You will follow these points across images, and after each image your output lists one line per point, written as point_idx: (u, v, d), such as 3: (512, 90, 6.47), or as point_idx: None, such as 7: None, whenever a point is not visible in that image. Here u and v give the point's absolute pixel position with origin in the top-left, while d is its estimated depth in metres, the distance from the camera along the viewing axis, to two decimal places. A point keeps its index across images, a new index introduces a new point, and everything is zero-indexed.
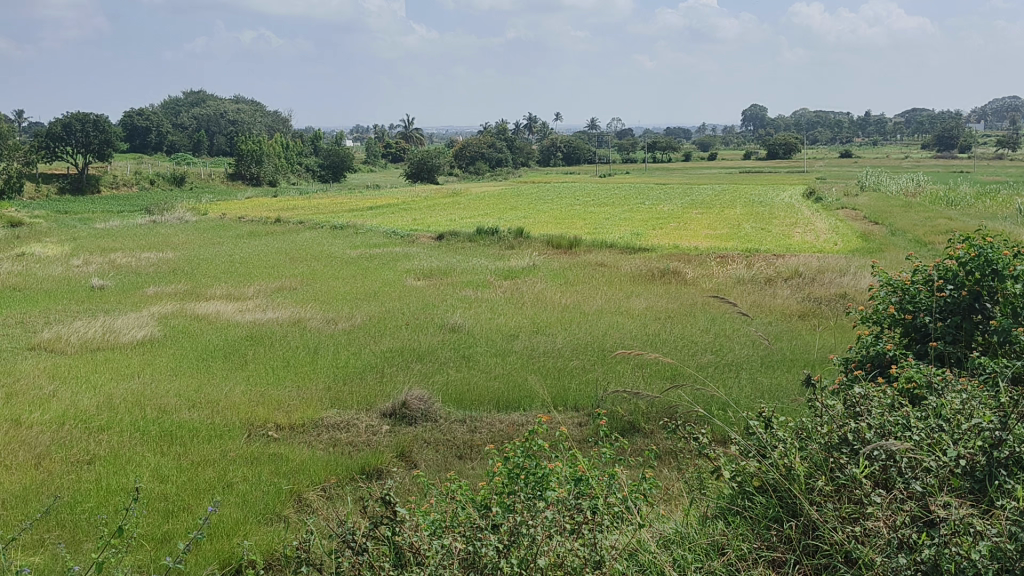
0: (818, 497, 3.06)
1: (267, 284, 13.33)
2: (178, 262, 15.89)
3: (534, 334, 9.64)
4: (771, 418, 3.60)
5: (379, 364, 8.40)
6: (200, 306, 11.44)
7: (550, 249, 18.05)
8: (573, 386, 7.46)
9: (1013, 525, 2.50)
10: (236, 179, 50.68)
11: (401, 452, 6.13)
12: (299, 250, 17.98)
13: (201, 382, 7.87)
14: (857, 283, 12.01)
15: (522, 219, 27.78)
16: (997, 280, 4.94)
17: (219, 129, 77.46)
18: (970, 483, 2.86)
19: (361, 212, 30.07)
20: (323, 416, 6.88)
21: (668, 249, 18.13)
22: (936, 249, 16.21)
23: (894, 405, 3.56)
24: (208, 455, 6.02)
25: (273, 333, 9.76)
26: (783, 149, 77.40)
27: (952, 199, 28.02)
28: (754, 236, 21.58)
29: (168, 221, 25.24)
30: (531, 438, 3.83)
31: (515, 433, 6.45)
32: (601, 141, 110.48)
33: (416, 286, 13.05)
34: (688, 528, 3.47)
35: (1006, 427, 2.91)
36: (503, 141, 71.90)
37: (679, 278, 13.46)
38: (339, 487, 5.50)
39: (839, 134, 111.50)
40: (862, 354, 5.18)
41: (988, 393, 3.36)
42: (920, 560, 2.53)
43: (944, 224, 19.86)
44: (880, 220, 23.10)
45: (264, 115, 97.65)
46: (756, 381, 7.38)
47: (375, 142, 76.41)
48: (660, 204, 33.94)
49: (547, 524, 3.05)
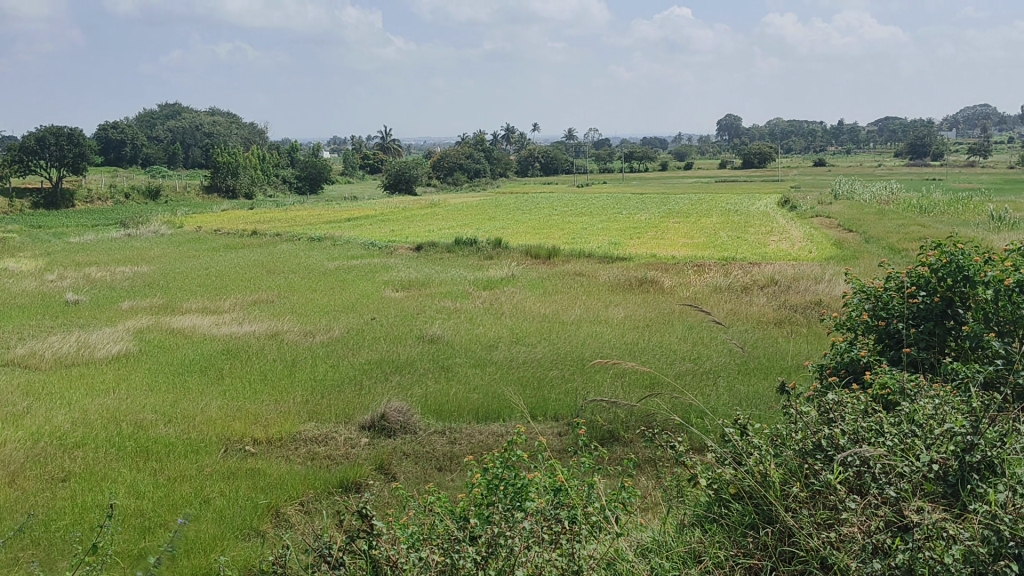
0: (793, 503, 3.05)
1: (244, 297, 13.26)
2: (155, 276, 15.79)
3: (514, 344, 9.64)
4: (746, 426, 3.62)
5: (357, 376, 8.38)
6: (176, 320, 11.35)
7: (529, 259, 18.11)
8: (552, 397, 7.45)
9: (985, 529, 2.53)
10: (213, 191, 50.39)
11: (380, 465, 6.10)
12: (277, 262, 17.92)
13: (176, 397, 7.81)
14: (831, 290, 12.15)
15: (500, 229, 27.85)
16: (968, 286, 5.02)
17: (194, 141, 77.11)
18: (943, 487, 2.88)
19: (339, 225, 29.95)
20: (302, 429, 6.83)
21: (646, 258, 18.24)
22: (909, 255, 16.40)
23: (868, 411, 3.59)
24: (184, 471, 5.96)
25: (249, 347, 9.69)
26: (758, 158, 77.99)
27: (925, 206, 28.39)
28: (730, 245, 21.73)
29: (144, 235, 25.03)
30: (509, 449, 3.81)
31: (495, 444, 6.45)
32: (577, 150, 111.01)
33: (394, 298, 13.02)
34: (665, 537, 3.48)
35: (979, 432, 2.95)
36: (479, 152, 72.02)
37: (657, 287, 13.53)
38: (317, 501, 5.45)
39: (811, 143, 113.14)
40: (837, 361, 5.21)
41: (960, 398, 3.41)
42: (894, 564, 2.54)
43: (917, 232, 20.09)
44: (854, 227, 23.37)
45: (240, 127, 97.15)
46: (732, 388, 7.42)
47: (351, 153, 76.47)
48: (638, 214, 34.04)
49: (525, 535, 3.06)
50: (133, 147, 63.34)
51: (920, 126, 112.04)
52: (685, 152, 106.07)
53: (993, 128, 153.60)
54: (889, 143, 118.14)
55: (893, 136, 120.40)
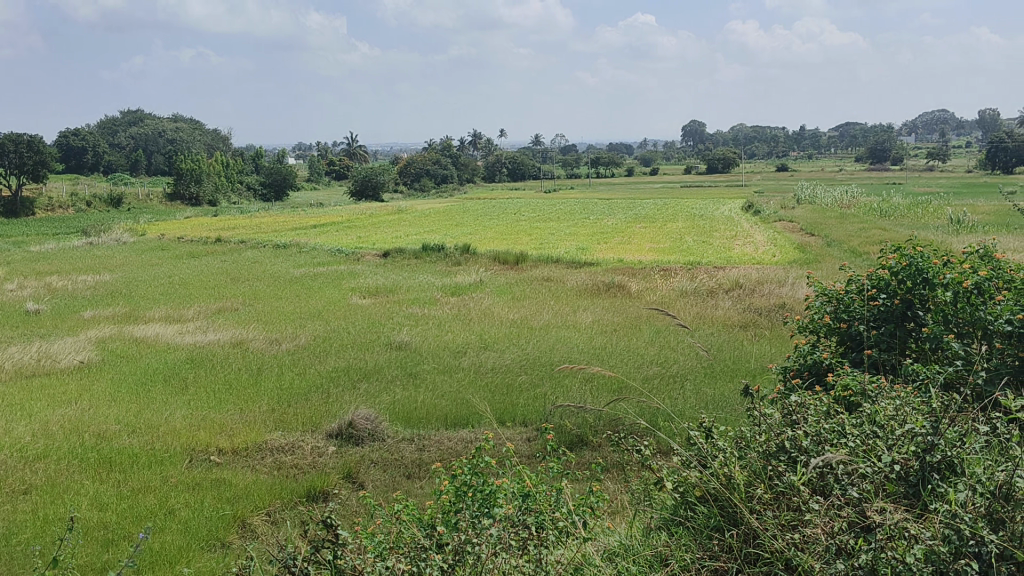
0: (757, 505, 3.07)
1: (209, 305, 13.13)
2: (117, 285, 15.57)
3: (482, 350, 9.64)
4: (711, 428, 3.64)
5: (324, 384, 8.32)
6: (139, 329, 11.19)
7: (496, 265, 18.13)
8: (521, 402, 7.45)
9: (945, 528, 2.57)
10: (176, 199, 49.85)
11: (348, 474, 6.06)
12: (242, 270, 17.76)
13: (140, 407, 7.71)
14: (795, 293, 12.30)
15: (467, 235, 27.83)
16: (928, 288, 5.11)
17: (156, 148, 76.29)
18: (904, 487, 2.92)
19: (304, 232, 29.73)
20: (268, 438, 6.76)
21: (613, 262, 18.34)
22: (869, 258, 16.66)
23: (830, 413, 3.64)
24: (149, 482, 5.88)
25: (214, 355, 9.59)
26: (721, 164, 78.74)
27: (885, 209, 28.88)
28: (696, 249, 21.96)
29: (106, 244, 24.67)
30: (477, 455, 3.79)
31: (463, 450, 6.44)
32: (543, 155, 111.39)
33: (361, 305, 12.98)
34: (632, 541, 3.49)
35: (939, 432, 2.99)
36: (446, 157, 72.09)
37: (624, 291, 13.60)
38: (283, 511, 5.40)
39: (774, 149, 114.70)
40: (800, 363, 5.26)
41: (921, 398, 3.46)
42: (857, 564, 2.57)
43: (877, 235, 20.38)
44: (816, 231, 23.73)
45: (205, 133, 96.27)
46: (699, 392, 7.47)
47: (316, 159, 76.17)
48: (605, 220, 34.14)
49: (492, 541, 3.06)
50: (95, 154, 62.45)
51: (879, 131, 113.97)
52: (651, 158, 106.90)
53: (951, 131, 156.43)
54: (849, 147, 119.90)
55: (854, 140, 122.14)
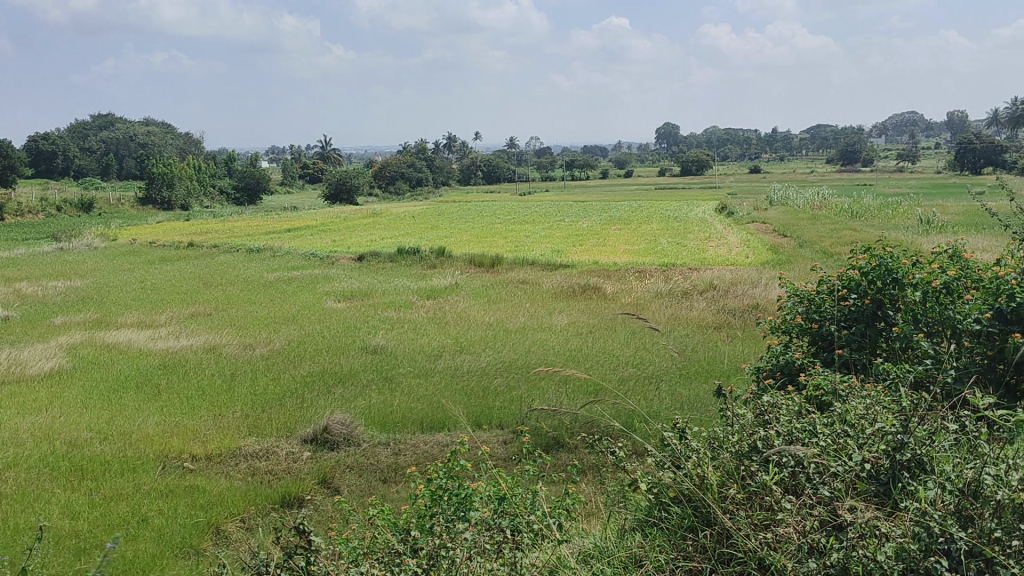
0: (730, 504, 3.09)
1: (181, 310, 13.03)
2: (88, 290, 15.38)
3: (457, 353, 9.63)
4: (685, 429, 3.66)
5: (299, 388, 8.27)
6: (110, 335, 11.07)
7: (472, 267, 18.12)
8: (497, 405, 7.45)
9: (916, 525, 2.59)
10: (148, 203, 49.36)
11: (323, 479, 6.02)
12: (214, 275, 17.62)
13: (112, 414, 7.61)
14: (767, 293, 12.39)
15: (443, 238, 27.77)
16: (897, 288, 5.17)
17: (127, 152, 75.56)
18: (876, 486, 2.95)
19: (278, 236, 29.57)
20: (242, 444, 6.71)
21: (587, 264, 18.38)
22: (841, 259, 16.81)
23: (802, 412, 3.67)
24: (121, 490, 5.81)
25: (186, 361, 9.51)
26: (695, 166, 79.19)
27: (855, 211, 29.14)
28: (670, 251, 22.07)
29: (76, 249, 24.37)
30: (453, 459, 3.79)
31: (439, 454, 6.43)
32: (518, 158, 111.55)
33: (336, 308, 12.92)
34: (607, 543, 3.49)
35: (909, 431, 3.03)
36: (420, 161, 71.97)
37: (600, 293, 13.63)
38: (258, 518, 5.35)
39: (747, 150, 115.49)
40: (772, 363, 5.30)
41: (891, 397, 3.49)
42: (829, 564, 2.59)
43: (848, 236, 20.59)
44: (789, 232, 23.94)
45: (176, 137, 95.47)
46: (674, 392, 7.50)
47: (290, 163, 75.75)
48: (580, 221, 34.21)
49: (467, 546, 3.04)
50: (65, 159, 61.71)
51: (849, 134, 115.14)
52: (626, 159, 107.32)
53: (921, 133, 158.35)
54: (820, 150, 121.01)
55: (824, 143, 123.24)
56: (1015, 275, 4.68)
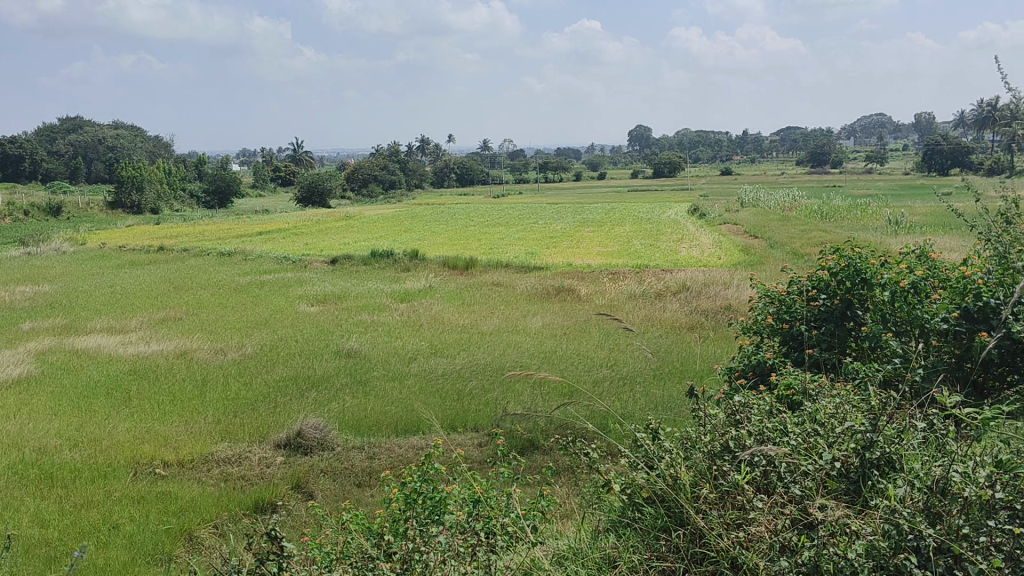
0: (703, 504, 3.10)
1: (151, 314, 12.89)
2: (57, 296, 15.18)
3: (432, 356, 9.61)
4: (658, 430, 3.67)
5: (271, 393, 8.21)
6: (80, 340, 10.93)
7: (446, 270, 18.09)
8: (471, 408, 7.44)
9: (886, 523, 2.61)
10: (117, 207, 48.79)
11: (296, 484, 5.98)
12: (186, 279, 17.45)
13: (82, 421, 7.51)
14: (739, 295, 12.48)
15: (416, 241, 27.68)
16: (866, 288, 5.23)
17: (96, 155, 74.64)
18: (846, 484, 2.97)
19: (249, 239, 29.33)
20: (214, 450, 6.65)
21: (561, 266, 18.41)
22: (812, 259, 16.98)
23: (773, 412, 3.70)
24: (91, 497, 5.74)
25: (157, 366, 9.41)
26: (667, 168, 79.61)
27: (825, 211, 29.45)
28: (643, 252, 22.14)
29: (44, 254, 24.02)
30: (427, 462, 3.78)
31: (414, 457, 6.41)
32: (492, 160, 111.58)
33: (309, 312, 12.85)
34: (581, 544, 3.49)
35: (878, 429, 3.06)
36: (393, 163, 71.80)
37: (574, 295, 13.66)
38: (231, 523, 5.30)
39: (718, 152, 116.35)
40: (744, 364, 5.34)
41: (860, 396, 3.53)
42: (801, 563, 2.61)
43: (818, 237, 20.81)
44: (760, 233, 24.12)
45: (145, 139, 94.51)
46: (648, 394, 7.53)
47: (261, 166, 75.24)
48: (553, 224, 34.32)
49: (441, 549, 3.03)
50: (32, 162, 60.84)
51: (818, 136, 116.30)
52: (599, 161, 107.69)
53: (889, 134, 160.20)
54: (790, 151, 122.15)
55: (794, 144, 124.43)
56: (981, 274, 4.75)
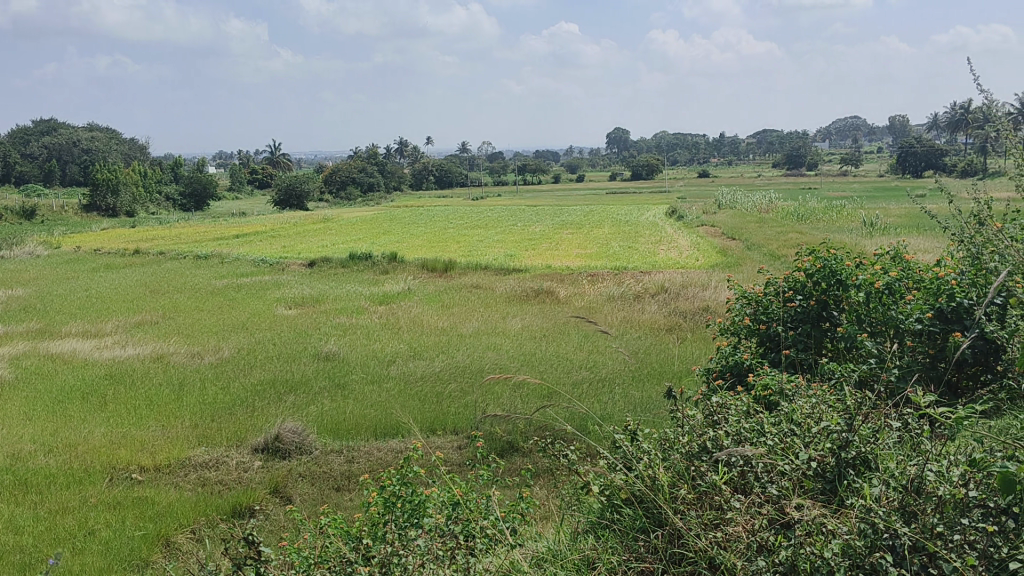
0: (681, 505, 3.11)
1: (127, 318, 12.78)
2: (31, 299, 15.02)
3: (411, 359, 9.60)
4: (636, 431, 3.69)
5: (249, 397, 8.16)
6: (55, 345, 10.83)
7: (425, 272, 18.07)
8: (451, 410, 7.44)
9: (862, 523, 2.63)
10: (92, 210, 48.37)
11: (275, 488, 5.94)
12: (162, 282, 17.32)
13: (57, 426, 7.44)
14: (717, 296, 12.56)
15: (394, 243, 27.64)
16: (841, 289, 5.28)
17: (70, 157, 73.88)
18: (822, 483, 3.00)
19: (227, 242, 29.14)
20: (191, 454, 6.61)
21: (540, 268, 18.45)
22: (789, 261, 17.13)
23: (750, 412, 3.73)
24: (66, 503, 5.68)
25: (133, 370, 9.33)
26: (645, 170, 79.92)
27: (801, 213, 29.70)
28: (621, 254, 22.24)
29: (18, 258, 23.80)
30: (406, 465, 3.77)
31: (393, 461, 6.40)
32: (471, 162, 111.56)
33: (287, 315, 12.78)
34: (560, 545, 3.50)
35: (853, 429, 3.09)
36: (372, 165, 71.67)
37: (552, 297, 13.68)
38: (209, 528, 5.27)
39: (696, 154, 117.02)
40: (722, 365, 5.37)
41: (836, 396, 3.56)
42: (778, 562, 2.62)
43: (794, 239, 21.00)
44: (736, 235, 24.28)
45: (120, 142, 93.78)
46: (627, 395, 7.56)
47: (238, 168, 74.82)
48: (532, 226, 34.31)
49: (419, 553, 3.02)
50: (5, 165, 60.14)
51: (794, 138, 117.25)
52: (576, 163, 107.93)
53: (864, 137, 161.67)
54: (766, 152, 123.05)
55: (770, 146, 125.32)
56: (954, 275, 4.81)
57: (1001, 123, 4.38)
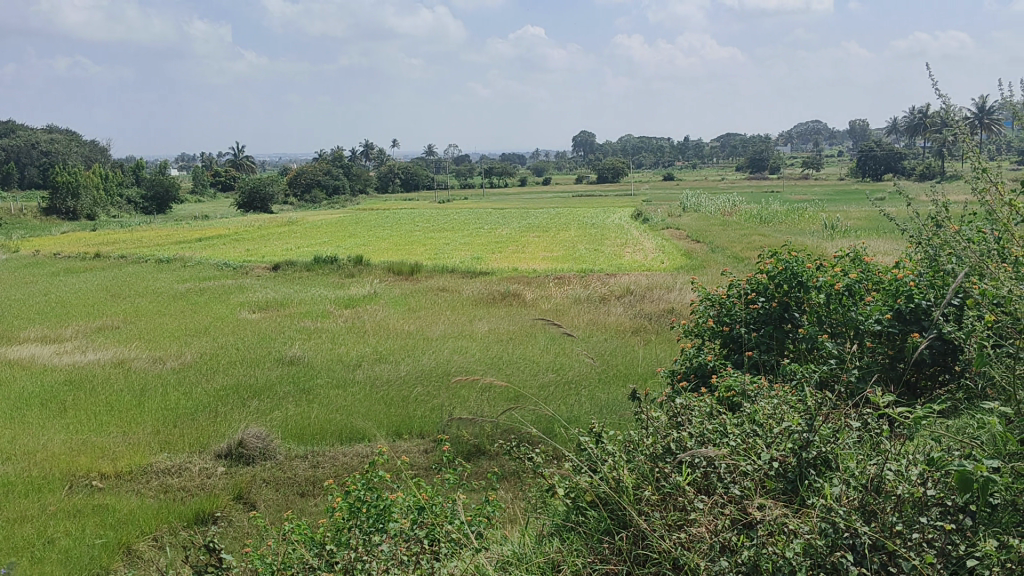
0: (645, 506, 3.12)
1: (88, 323, 12.58)
2: None
3: (376, 363, 9.56)
4: (601, 433, 3.69)
5: (211, 402, 8.07)
6: (12, 350, 10.63)
7: (391, 276, 18.00)
8: (417, 414, 7.41)
9: (822, 521, 2.65)
10: (51, 213, 47.54)
11: (239, 495, 5.89)
12: (123, 286, 17.08)
13: (15, 433, 7.31)
14: (682, 298, 12.65)
15: (360, 246, 27.49)
16: (803, 291, 5.33)
17: (28, 159, 72.64)
18: (783, 484, 3.03)
19: (189, 246, 28.81)
20: (153, 460, 6.52)
21: (506, 271, 18.47)
22: (751, 265, 17.30)
23: (712, 413, 3.75)
24: (25, 512, 5.58)
25: (93, 376, 9.19)
26: (611, 172, 80.30)
27: (765, 216, 30.04)
28: (587, 257, 22.33)
29: None
30: (371, 470, 3.75)
31: (358, 465, 6.37)
32: (438, 165, 111.42)
33: (251, 319, 12.67)
34: (525, 548, 3.49)
35: (814, 429, 3.12)
36: (337, 168, 71.31)
37: (519, 300, 13.67)
38: (171, 535, 5.19)
39: (661, 158, 117.87)
40: (685, 366, 5.39)
41: (798, 396, 3.60)
42: (740, 562, 2.64)
43: (757, 241, 21.24)
44: (700, 238, 24.49)
45: (81, 143, 92.34)
46: (592, 397, 7.59)
47: (202, 171, 74.06)
48: (498, 229, 34.32)
49: (384, 558, 3.01)
50: None
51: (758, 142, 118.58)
52: (542, 166, 108.21)
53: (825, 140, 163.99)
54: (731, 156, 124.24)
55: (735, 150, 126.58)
56: (913, 277, 4.89)
57: (958, 127, 4.47)
